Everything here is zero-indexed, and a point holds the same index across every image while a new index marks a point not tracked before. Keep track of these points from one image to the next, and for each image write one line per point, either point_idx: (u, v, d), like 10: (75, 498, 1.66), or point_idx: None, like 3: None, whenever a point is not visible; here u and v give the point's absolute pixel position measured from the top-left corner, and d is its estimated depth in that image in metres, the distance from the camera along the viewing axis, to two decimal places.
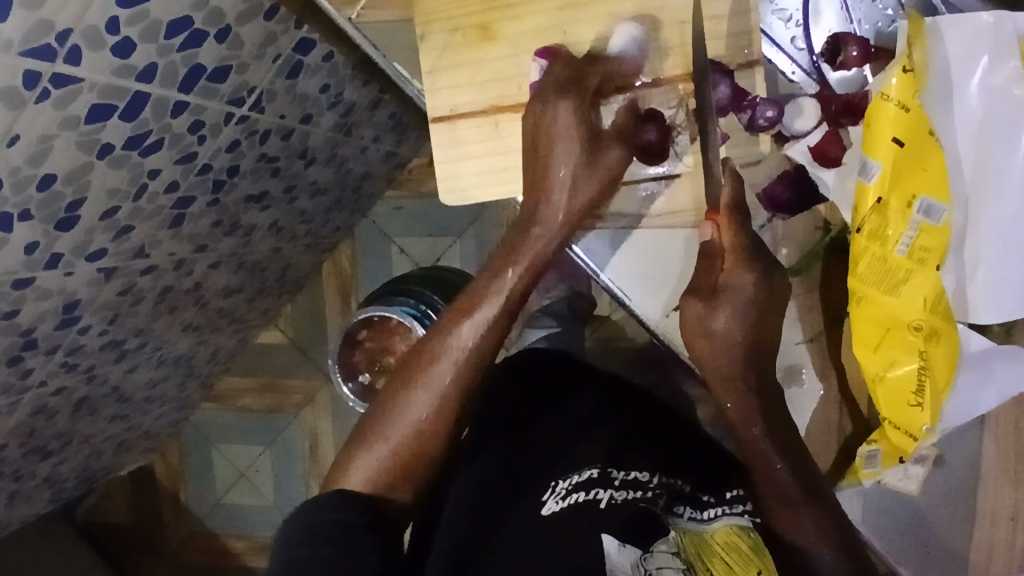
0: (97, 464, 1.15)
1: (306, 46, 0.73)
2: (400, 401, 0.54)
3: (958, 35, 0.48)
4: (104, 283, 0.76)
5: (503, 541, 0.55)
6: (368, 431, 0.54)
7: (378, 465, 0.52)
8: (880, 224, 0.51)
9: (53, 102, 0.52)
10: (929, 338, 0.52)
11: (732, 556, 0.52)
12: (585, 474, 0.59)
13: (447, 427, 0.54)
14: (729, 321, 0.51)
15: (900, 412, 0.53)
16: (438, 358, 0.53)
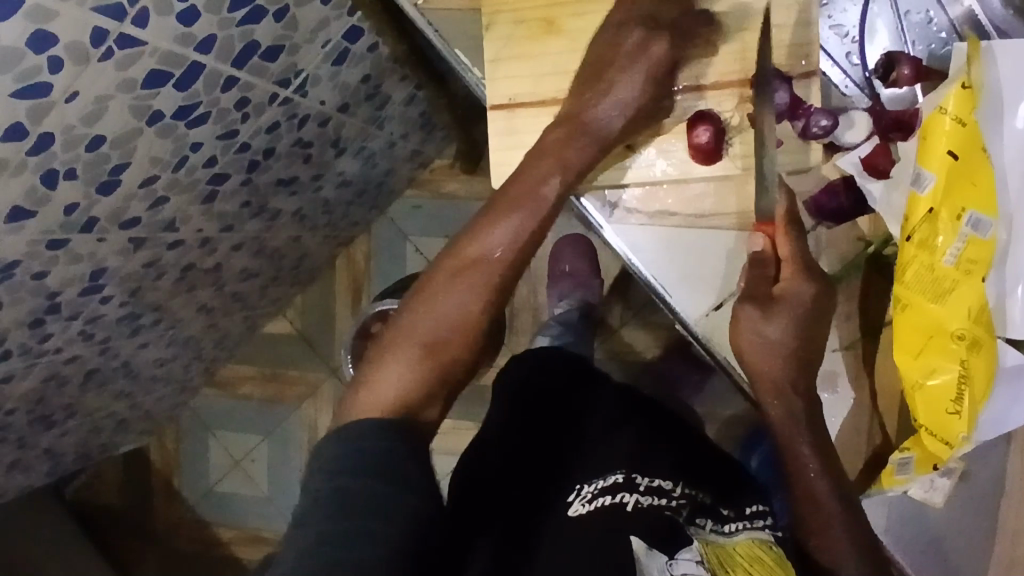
0: (94, 440, 1.14)
1: (355, 35, 0.75)
2: (437, 292, 0.51)
3: (1014, 57, 0.50)
4: (132, 253, 0.76)
5: (541, 542, 0.57)
6: (400, 330, 0.51)
7: (410, 365, 0.49)
8: (929, 233, 0.52)
9: (115, 62, 0.53)
10: (972, 348, 0.52)
11: (754, 566, 0.51)
12: (609, 479, 0.60)
13: (480, 323, 0.51)
14: (782, 330, 0.53)
15: (938, 421, 0.54)
16: (481, 254, 0.51)
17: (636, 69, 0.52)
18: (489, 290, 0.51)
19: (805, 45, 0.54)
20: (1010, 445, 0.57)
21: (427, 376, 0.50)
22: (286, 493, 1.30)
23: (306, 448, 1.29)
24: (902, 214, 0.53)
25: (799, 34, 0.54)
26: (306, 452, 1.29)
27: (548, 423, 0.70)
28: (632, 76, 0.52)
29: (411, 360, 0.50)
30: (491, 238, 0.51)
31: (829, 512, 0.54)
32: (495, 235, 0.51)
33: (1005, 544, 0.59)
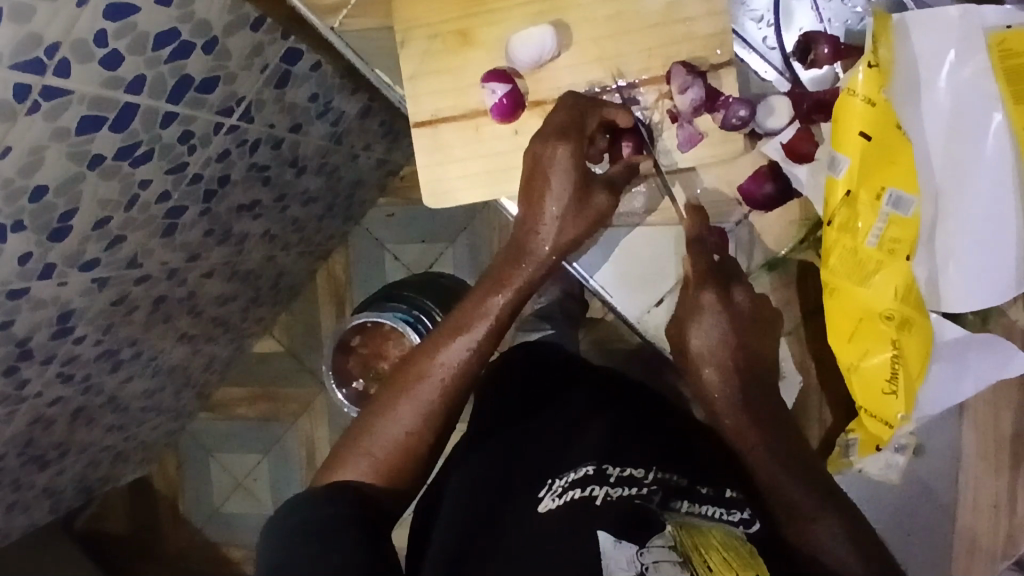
0: (94, 474, 1.15)
1: (294, 57, 0.74)
2: (387, 409, 0.54)
3: (923, 32, 0.51)
4: (98, 292, 0.77)
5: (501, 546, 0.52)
6: (354, 437, 0.54)
7: (366, 474, 0.52)
8: (852, 216, 0.52)
9: (44, 113, 0.53)
10: (901, 327, 0.53)
11: (732, 553, 0.48)
12: (580, 471, 0.56)
13: (430, 438, 0.54)
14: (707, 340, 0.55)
15: (875, 402, 0.55)
16: (428, 374, 0.53)
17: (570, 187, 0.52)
18: (440, 411, 0.53)
19: (718, 35, 0.52)
20: (963, 415, 0.57)
21: (387, 482, 0.52)
22: None
23: (306, 461, 1.31)
24: (824, 197, 0.53)
25: (711, 24, 0.52)
26: (306, 466, 1.30)
27: (518, 409, 0.68)
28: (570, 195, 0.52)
29: (364, 472, 0.52)
30: (443, 362, 0.53)
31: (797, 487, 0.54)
32: (450, 355, 0.53)
33: (971, 509, 0.58)
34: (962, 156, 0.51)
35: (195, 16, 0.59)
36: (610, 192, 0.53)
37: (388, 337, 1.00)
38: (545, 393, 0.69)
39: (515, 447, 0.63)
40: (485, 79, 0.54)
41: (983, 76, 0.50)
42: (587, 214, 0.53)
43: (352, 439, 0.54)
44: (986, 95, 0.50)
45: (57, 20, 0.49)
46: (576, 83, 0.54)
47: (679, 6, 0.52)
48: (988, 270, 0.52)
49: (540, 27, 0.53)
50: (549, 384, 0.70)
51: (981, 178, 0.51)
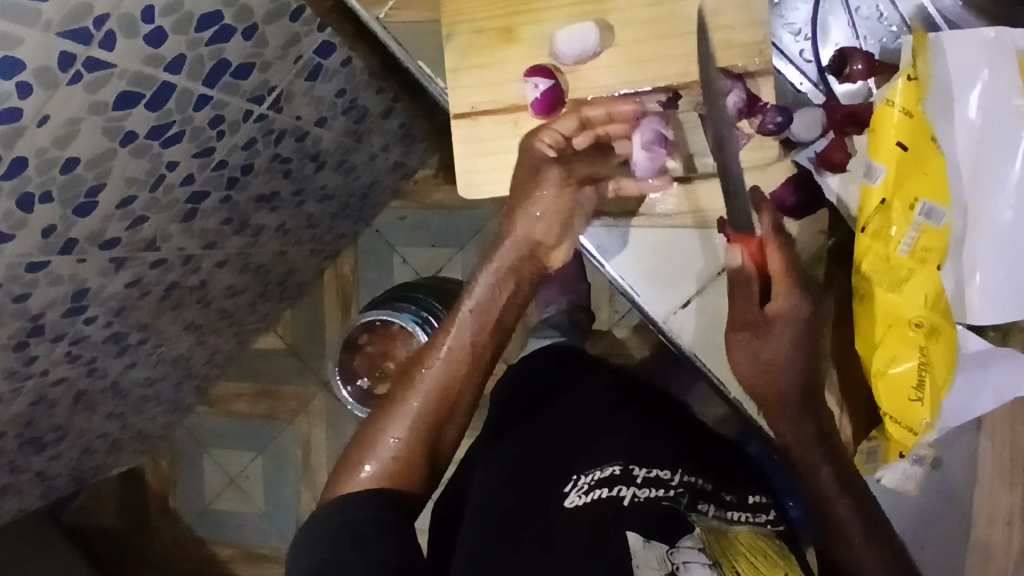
0: (88, 462, 1.14)
1: (327, 50, 0.75)
2: (381, 420, 0.55)
3: (958, 50, 0.53)
4: (114, 273, 0.77)
5: (530, 533, 0.54)
6: (354, 449, 0.54)
7: (370, 482, 0.52)
8: (885, 223, 0.55)
9: (85, 85, 0.54)
10: (930, 335, 0.55)
11: (758, 559, 0.54)
12: (607, 470, 0.59)
13: (422, 438, 0.54)
14: (779, 348, 0.54)
15: (902, 408, 0.56)
16: (419, 386, 0.54)
17: (553, 170, 0.55)
18: (431, 422, 0.54)
19: (757, 44, 0.54)
20: (980, 431, 0.57)
21: (391, 487, 0.52)
22: (281, 507, 1.30)
23: (301, 462, 1.29)
24: (859, 204, 0.56)
25: (750, 33, 0.54)
26: (301, 466, 1.29)
27: (527, 408, 0.69)
28: (551, 180, 0.55)
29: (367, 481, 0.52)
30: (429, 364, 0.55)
31: (818, 479, 0.57)
32: (434, 353, 0.55)
33: (984, 526, 0.59)
34: (990, 175, 0.54)
35: (239, 1, 0.60)
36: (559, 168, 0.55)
37: (396, 338, 1.00)
38: (567, 382, 0.71)
39: (539, 437, 0.65)
40: (528, 74, 0.56)
41: (1016, 95, 0.53)
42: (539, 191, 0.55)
43: (351, 455, 0.54)
44: (1018, 114, 0.53)
45: None
46: (613, 84, 0.56)
47: (719, 14, 0.54)
48: (1015, 281, 0.54)
49: (584, 25, 0.55)
50: (561, 383, 0.71)
51: (1010, 193, 0.54)
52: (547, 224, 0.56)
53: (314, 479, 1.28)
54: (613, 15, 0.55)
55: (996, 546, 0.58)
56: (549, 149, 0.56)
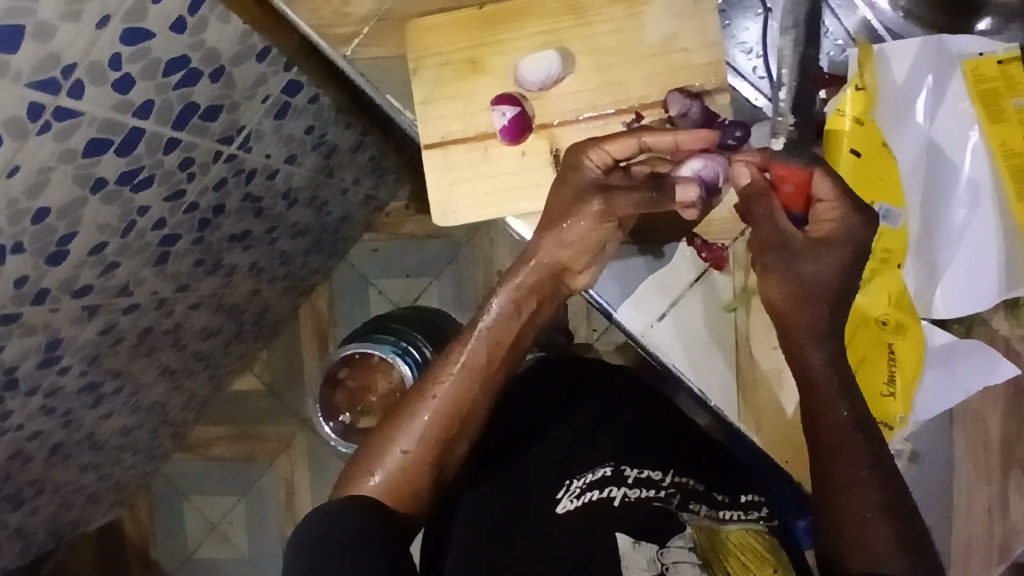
0: (65, 517, 1.11)
1: (294, 88, 0.76)
2: (389, 429, 0.54)
3: (902, 61, 0.56)
4: (87, 321, 0.76)
5: (525, 540, 0.58)
6: (360, 459, 0.54)
7: (374, 490, 0.52)
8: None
9: (54, 134, 0.54)
10: (897, 332, 0.57)
11: (750, 557, 0.57)
12: (598, 473, 0.62)
13: (431, 456, 0.53)
14: (818, 270, 0.51)
15: (876, 404, 0.58)
16: (433, 400, 0.53)
17: (594, 201, 0.54)
18: (441, 437, 0.53)
19: (714, 64, 0.56)
20: (954, 424, 0.59)
21: (394, 501, 0.52)
22: (267, 551, 1.28)
23: (284, 503, 1.27)
24: None
25: (706, 54, 0.56)
26: (285, 507, 1.27)
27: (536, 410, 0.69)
28: (590, 213, 0.54)
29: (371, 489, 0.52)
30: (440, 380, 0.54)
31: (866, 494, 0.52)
32: (446, 369, 0.54)
33: (965, 518, 0.60)
34: (942, 176, 0.57)
35: (206, 45, 0.61)
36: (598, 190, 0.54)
37: (376, 370, 1.00)
38: (570, 380, 0.72)
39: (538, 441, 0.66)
40: (495, 103, 0.57)
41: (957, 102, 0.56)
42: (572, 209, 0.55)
43: (360, 461, 0.54)
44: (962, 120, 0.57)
45: (77, 41, 0.50)
46: (578, 108, 0.58)
47: (676, 38, 0.56)
48: (973, 277, 0.57)
49: (547, 53, 0.57)
50: (567, 391, 0.71)
51: (960, 194, 0.57)
52: (575, 251, 0.55)
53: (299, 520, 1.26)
54: (573, 43, 0.57)
55: (978, 535, 0.60)
56: (593, 172, 0.55)
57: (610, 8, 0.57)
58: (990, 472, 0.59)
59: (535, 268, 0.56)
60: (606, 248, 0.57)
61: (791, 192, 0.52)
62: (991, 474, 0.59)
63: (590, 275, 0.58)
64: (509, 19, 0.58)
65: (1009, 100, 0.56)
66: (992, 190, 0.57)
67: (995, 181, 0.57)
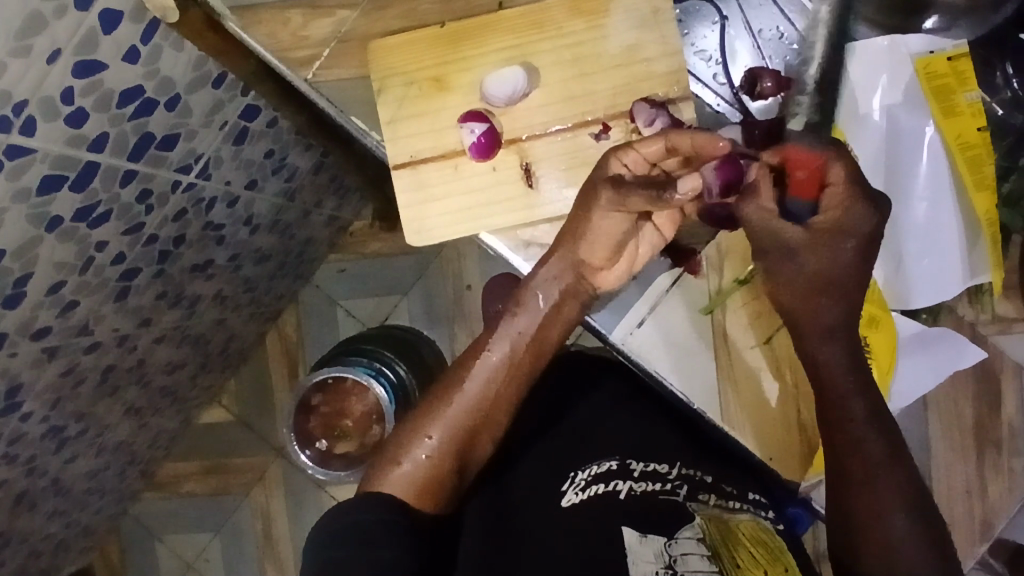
0: (32, 568, 1.06)
1: (252, 113, 0.74)
2: (417, 424, 0.57)
3: (855, 62, 0.59)
4: (46, 364, 0.73)
5: (526, 532, 0.59)
6: (389, 453, 0.56)
7: (403, 480, 0.54)
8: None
9: (6, 173, 0.52)
10: (871, 325, 0.59)
11: (759, 552, 0.58)
12: (604, 466, 0.64)
13: (456, 452, 0.56)
14: (836, 261, 0.51)
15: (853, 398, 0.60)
16: (461, 392, 0.57)
17: (605, 193, 0.53)
18: (466, 429, 0.57)
19: (676, 73, 0.57)
20: (929, 409, 0.61)
21: (415, 494, 0.54)
22: None
23: (261, 536, 1.24)
24: None
25: (669, 63, 0.57)
26: (262, 540, 1.24)
27: (549, 415, 0.75)
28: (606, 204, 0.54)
29: (400, 483, 0.55)
30: (471, 379, 0.57)
31: (877, 490, 0.54)
32: (475, 368, 0.58)
33: (946, 499, 0.62)
34: (904, 170, 0.59)
35: (160, 73, 0.59)
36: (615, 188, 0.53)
37: (350, 394, 0.99)
38: (577, 388, 0.79)
39: (548, 445, 0.71)
40: (464, 120, 0.58)
41: (911, 99, 0.59)
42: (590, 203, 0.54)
43: (386, 455, 0.57)
44: (916, 117, 0.59)
45: (26, 78, 0.49)
46: (546, 122, 0.58)
47: (638, 48, 0.57)
48: (937, 267, 0.59)
49: (512, 67, 0.57)
50: (571, 400, 0.77)
51: (920, 188, 0.59)
52: (596, 244, 0.57)
53: (278, 551, 1.23)
54: (537, 57, 0.58)
55: (961, 514, 0.62)
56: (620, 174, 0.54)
57: (571, 20, 0.57)
58: (965, 451, 0.62)
59: (554, 265, 0.57)
60: (631, 247, 0.58)
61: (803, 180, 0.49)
62: (966, 453, 0.62)
63: (614, 275, 0.59)
64: (472, 36, 0.58)
65: (961, 95, 0.58)
66: (951, 182, 0.59)
67: (953, 172, 0.59)
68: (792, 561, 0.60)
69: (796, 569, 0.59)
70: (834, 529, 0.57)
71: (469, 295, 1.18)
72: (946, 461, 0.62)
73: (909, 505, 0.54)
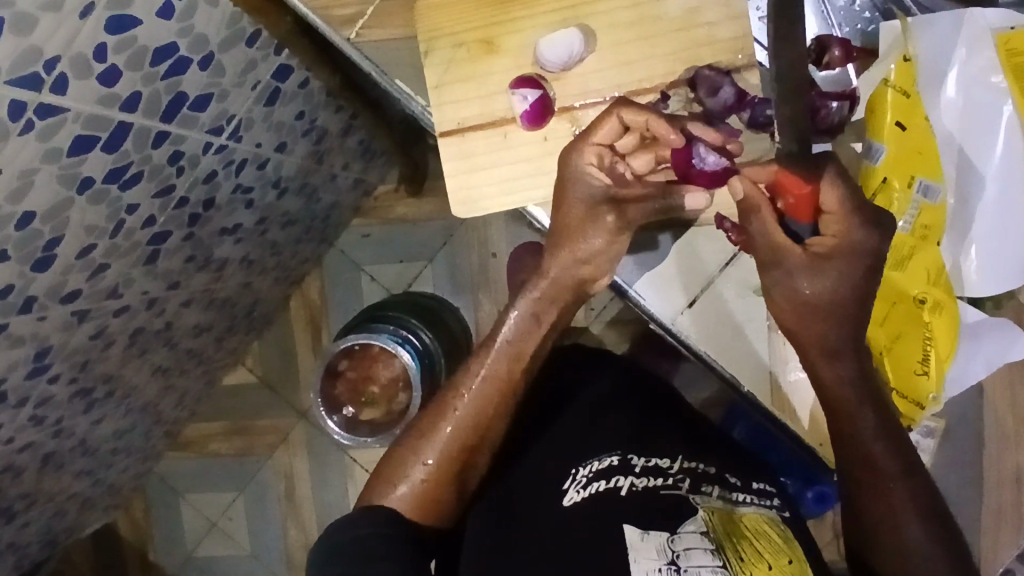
0: (61, 523, 1.08)
1: (284, 73, 0.72)
2: (413, 444, 0.58)
3: (934, 34, 0.57)
4: (76, 327, 0.72)
5: (527, 529, 0.59)
6: (386, 468, 0.58)
7: (399, 501, 0.56)
8: (888, 203, 0.58)
9: (38, 133, 0.50)
10: (934, 310, 0.58)
11: (763, 544, 0.55)
12: (605, 461, 0.63)
13: (451, 471, 0.57)
14: (820, 286, 0.52)
15: (908, 382, 0.59)
16: (453, 412, 0.57)
17: (607, 218, 0.55)
18: (460, 449, 0.57)
19: (741, 39, 0.54)
20: (981, 393, 0.60)
21: (417, 513, 0.56)
22: (268, 546, 1.26)
23: (284, 497, 1.25)
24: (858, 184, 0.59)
25: (733, 27, 0.54)
26: (285, 501, 1.25)
27: (555, 399, 0.73)
28: (607, 226, 0.56)
29: (398, 500, 0.56)
30: (464, 398, 0.57)
31: (893, 500, 0.55)
32: (466, 386, 0.57)
33: (992, 487, 0.61)
34: (978, 153, 0.58)
35: (195, 30, 0.57)
36: (616, 216, 0.55)
37: (376, 360, 0.98)
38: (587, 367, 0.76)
39: (552, 429, 0.70)
40: (515, 86, 0.55)
41: (992, 74, 0.57)
42: (582, 223, 0.55)
43: (385, 472, 0.58)
44: (996, 93, 0.57)
45: (59, 32, 0.46)
46: (602, 88, 0.55)
47: (700, 12, 0.54)
48: (1010, 253, 0.58)
49: (567, 30, 0.54)
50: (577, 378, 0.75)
51: (996, 170, 0.58)
52: (594, 268, 0.57)
53: (301, 512, 1.24)
54: (592, 19, 0.55)
55: (1008, 503, 0.61)
56: (597, 177, 0.54)
57: None
58: (1018, 440, 0.60)
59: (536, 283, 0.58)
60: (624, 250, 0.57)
61: (794, 203, 0.52)
62: (1019, 442, 0.60)
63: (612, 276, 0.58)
64: None
65: None
66: None
67: None
68: (801, 555, 0.57)
69: (804, 561, 0.57)
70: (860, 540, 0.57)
71: (495, 263, 1.16)
72: (996, 450, 0.61)
73: (924, 518, 0.55)
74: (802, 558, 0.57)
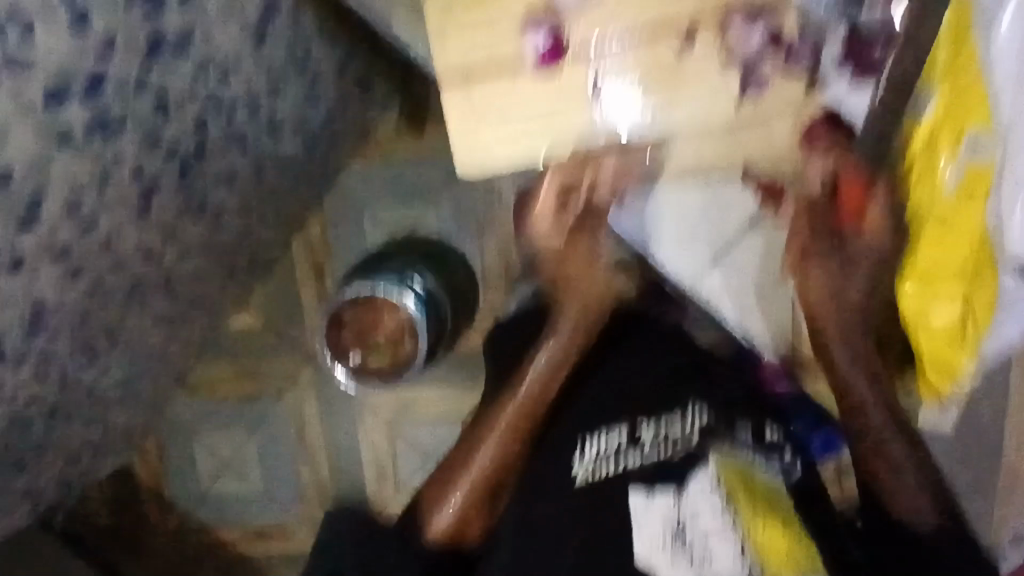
0: (75, 468, 1.09)
1: (270, 6, 0.68)
2: (456, 466, 0.81)
3: None
4: (71, 283, 0.70)
5: (547, 502, 0.72)
6: (437, 488, 0.81)
7: (444, 521, 0.79)
8: (933, 161, 0.64)
9: (6, 85, 0.46)
10: (976, 279, 0.65)
11: (762, 499, 0.63)
12: (613, 440, 0.73)
13: (484, 485, 0.80)
14: (830, 278, 0.72)
15: (938, 348, 0.68)
16: (490, 432, 0.80)
17: None
18: (497, 454, 0.80)
19: None
20: None
21: (450, 537, 0.80)
22: (284, 485, 1.29)
23: (296, 438, 1.27)
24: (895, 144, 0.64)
25: None
26: (297, 441, 1.27)
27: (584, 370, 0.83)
28: None
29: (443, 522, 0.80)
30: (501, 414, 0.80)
31: (892, 454, 0.71)
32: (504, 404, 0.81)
33: None
34: None
35: None
36: None
37: (382, 309, 0.95)
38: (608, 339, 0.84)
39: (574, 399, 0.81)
40: None
41: None
42: None
43: (434, 490, 0.81)
44: None
45: None
46: None
47: None
48: None
49: None
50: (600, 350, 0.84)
51: None
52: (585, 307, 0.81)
53: (313, 452, 1.26)
54: None
55: None
56: None
57: None
58: None
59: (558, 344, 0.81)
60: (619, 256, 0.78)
61: None
62: None
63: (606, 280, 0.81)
64: None
65: None
66: None
67: None
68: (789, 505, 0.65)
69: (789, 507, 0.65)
70: (862, 486, 0.72)
71: (500, 204, 1.12)
72: None
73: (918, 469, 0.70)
74: (787, 503, 0.65)
